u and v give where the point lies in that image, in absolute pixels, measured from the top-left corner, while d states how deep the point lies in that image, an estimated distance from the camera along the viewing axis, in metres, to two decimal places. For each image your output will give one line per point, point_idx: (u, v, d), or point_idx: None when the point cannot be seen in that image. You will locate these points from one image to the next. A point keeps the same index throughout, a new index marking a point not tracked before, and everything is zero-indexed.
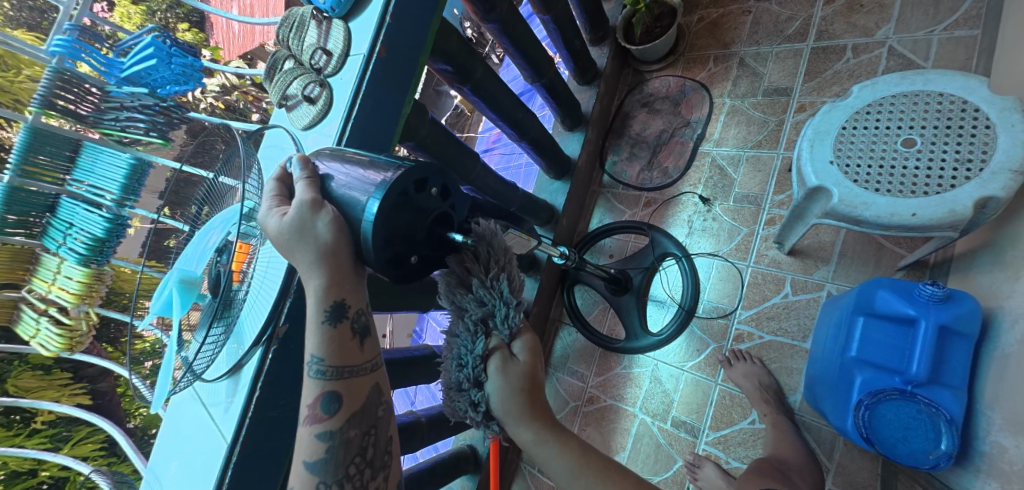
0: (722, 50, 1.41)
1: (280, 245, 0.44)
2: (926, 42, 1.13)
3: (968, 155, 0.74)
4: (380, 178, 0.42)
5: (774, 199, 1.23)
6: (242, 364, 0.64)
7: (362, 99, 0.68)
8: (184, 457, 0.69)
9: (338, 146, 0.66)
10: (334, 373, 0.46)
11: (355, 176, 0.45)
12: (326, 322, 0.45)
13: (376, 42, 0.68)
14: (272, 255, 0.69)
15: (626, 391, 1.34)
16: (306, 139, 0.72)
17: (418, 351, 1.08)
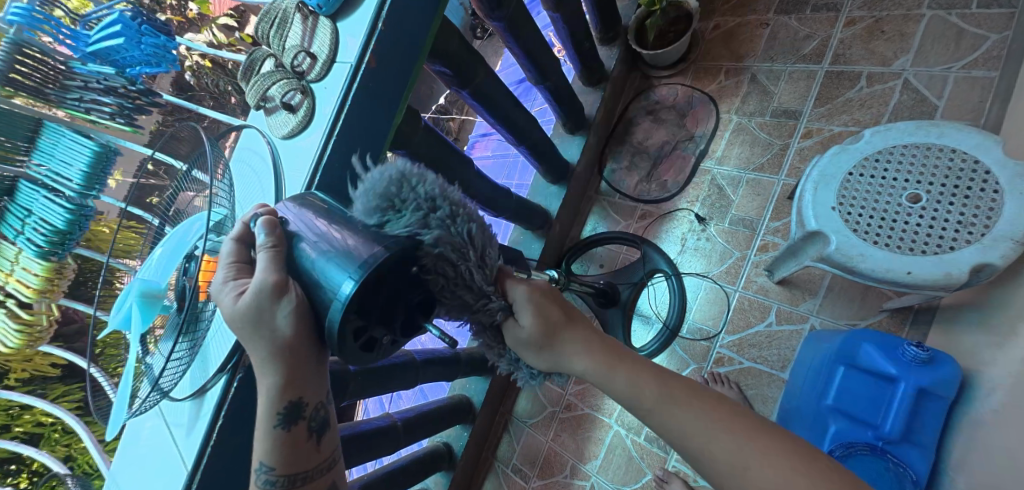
0: (735, 63, 1.36)
1: (237, 328, 0.41)
2: (942, 79, 1.09)
3: (972, 219, 0.72)
4: (359, 256, 0.37)
5: (770, 226, 1.21)
6: (205, 390, 0.62)
7: (348, 112, 0.63)
8: (144, 475, 0.67)
9: (321, 164, 0.62)
10: (285, 482, 0.45)
11: (331, 249, 0.39)
12: (279, 426, 0.44)
13: (366, 51, 0.63)
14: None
15: (604, 402, 1.36)
16: (285, 151, 0.67)
17: (400, 357, 1.06)
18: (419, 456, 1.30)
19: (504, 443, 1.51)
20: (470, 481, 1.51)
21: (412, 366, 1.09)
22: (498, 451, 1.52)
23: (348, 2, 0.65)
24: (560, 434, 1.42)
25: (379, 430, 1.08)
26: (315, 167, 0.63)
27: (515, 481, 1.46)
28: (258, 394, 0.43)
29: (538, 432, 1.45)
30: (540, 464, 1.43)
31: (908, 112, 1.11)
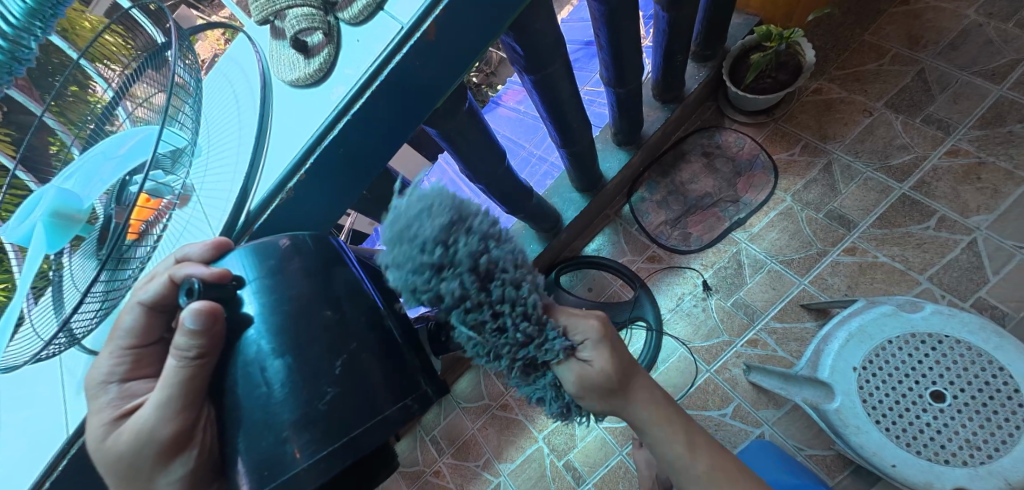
0: (817, 141, 1.22)
1: (118, 455, 0.35)
2: (1008, 255, 1.02)
3: (979, 443, 0.68)
4: (324, 432, 0.31)
5: (770, 324, 1.17)
6: None
7: (378, 88, 0.48)
8: (19, 411, 0.58)
9: (320, 142, 0.49)
10: None
11: (277, 404, 0.31)
12: None
13: (426, 17, 0.47)
14: (198, 234, 0.54)
15: (538, 416, 1.38)
16: (283, 101, 0.52)
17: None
18: None
19: (431, 413, 1.53)
20: None
21: None
22: (423, 416, 1.55)
23: None
24: (487, 427, 1.44)
25: None
26: (314, 145, 0.49)
27: (429, 450, 1.50)
28: None
29: (467, 416, 1.47)
30: (458, 445, 1.47)
31: (959, 273, 1.04)
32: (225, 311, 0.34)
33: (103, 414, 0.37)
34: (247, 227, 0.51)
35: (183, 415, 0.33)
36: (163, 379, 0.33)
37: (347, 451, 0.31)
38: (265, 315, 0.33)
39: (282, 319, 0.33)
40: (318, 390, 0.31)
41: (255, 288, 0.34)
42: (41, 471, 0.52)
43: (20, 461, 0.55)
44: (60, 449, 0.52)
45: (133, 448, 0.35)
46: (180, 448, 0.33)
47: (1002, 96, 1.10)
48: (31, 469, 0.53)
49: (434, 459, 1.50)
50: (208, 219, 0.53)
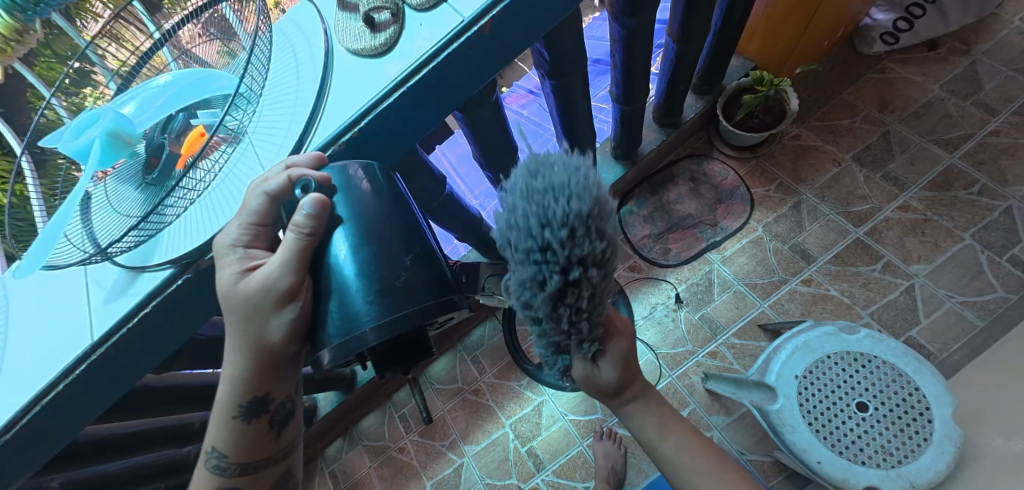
0: (791, 181, 1.35)
1: (242, 306, 0.42)
2: (938, 302, 1.16)
3: (891, 450, 0.79)
4: (386, 306, 0.37)
5: (730, 339, 1.28)
6: (146, 267, 0.56)
7: (433, 68, 0.54)
8: (41, 318, 0.61)
9: (373, 107, 0.55)
10: (234, 470, 0.50)
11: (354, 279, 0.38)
12: (240, 416, 0.48)
13: (485, 15, 0.54)
14: (247, 174, 0.57)
15: (508, 403, 1.45)
16: (344, 66, 0.58)
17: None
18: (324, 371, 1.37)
19: (403, 391, 1.58)
20: (357, 407, 1.59)
21: None
22: (396, 394, 1.60)
23: None
24: (457, 409, 1.49)
25: None
26: (370, 107, 0.55)
27: (396, 427, 1.55)
28: (225, 379, 0.47)
29: (438, 398, 1.52)
30: (426, 424, 1.52)
31: (896, 313, 1.18)
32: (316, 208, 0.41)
33: (233, 265, 0.42)
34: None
35: (297, 275, 0.39)
36: (280, 247, 0.39)
37: (404, 321, 0.37)
38: (348, 211, 0.40)
39: (361, 219, 0.40)
40: (387, 272, 0.38)
41: (341, 190, 0.41)
42: (61, 372, 0.55)
43: (36, 363, 0.57)
44: (82, 354, 0.55)
45: (249, 306, 0.41)
46: (289, 300, 0.40)
47: (953, 164, 1.25)
48: (48, 371, 0.56)
49: (401, 436, 1.54)
50: (259, 161, 0.57)
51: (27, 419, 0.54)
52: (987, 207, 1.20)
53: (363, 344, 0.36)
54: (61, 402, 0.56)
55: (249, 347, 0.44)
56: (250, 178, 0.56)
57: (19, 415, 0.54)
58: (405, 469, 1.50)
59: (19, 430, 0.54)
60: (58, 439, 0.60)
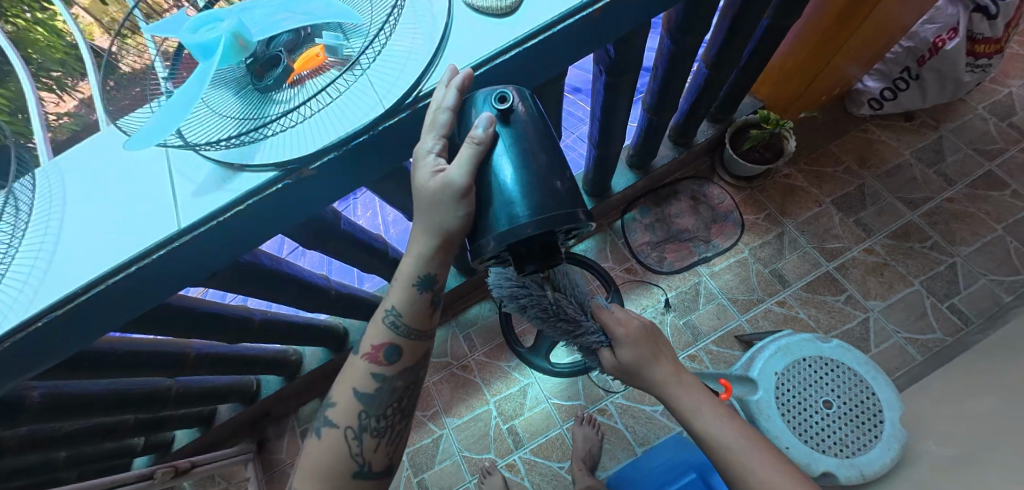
0: (778, 213, 1.51)
1: (425, 195, 0.50)
2: (887, 335, 1.34)
3: (847, 443, 0.92)
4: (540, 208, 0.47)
5: (708, 345, 1.41)
6: (246, 169, 0.58)
7: (552, 35, 0.59)
8: (120, 203, 0.63)
9: (491, 60, 0.58)
10: (404, 331, 0.60)
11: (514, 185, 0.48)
12: (415, 287, 0.58)
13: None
14: (363, 103, 0.57)
15: (495, 381, 1.50)
16: (465, 20, 0.62)
17: (382, 249, 1.11)
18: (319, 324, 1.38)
19: None
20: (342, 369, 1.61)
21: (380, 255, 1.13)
22: None
23: None
24: (442, 383, 1.53)
25: (315, 285, 1.12)
26: (486, 61, 0.58)
27: None
28: (409, 258, 0.57)
29: None
30: None
31: (852, 339, 1.34)
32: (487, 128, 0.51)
33: (427, 167, 0.50)
34: (413, 104, 0.56)
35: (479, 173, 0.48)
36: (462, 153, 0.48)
37: (555, 216, 0.46)
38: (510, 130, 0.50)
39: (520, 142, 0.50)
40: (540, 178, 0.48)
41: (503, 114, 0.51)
42: (141, 252, 0.57)
43: (115, 242, 0.60)
44: (167, 239, 0.57)
45: (434, 197, 0.49)
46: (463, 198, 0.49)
47: (916, 220, 1.43)
48: (126, 249, 0.59)
49: None
50: (374, 89, 0.58)
51: (97, 291, 0.57)
52: (938, 260, 1.38)
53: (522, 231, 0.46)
54: (134, 281, 0.58)
55: (432, 230, 0.53)
56: (365, 107, 0.57)
57: (91, 285, 0.57)
58: None
59: (88, 299, 0.57)
60: (116, 318, 0.63)
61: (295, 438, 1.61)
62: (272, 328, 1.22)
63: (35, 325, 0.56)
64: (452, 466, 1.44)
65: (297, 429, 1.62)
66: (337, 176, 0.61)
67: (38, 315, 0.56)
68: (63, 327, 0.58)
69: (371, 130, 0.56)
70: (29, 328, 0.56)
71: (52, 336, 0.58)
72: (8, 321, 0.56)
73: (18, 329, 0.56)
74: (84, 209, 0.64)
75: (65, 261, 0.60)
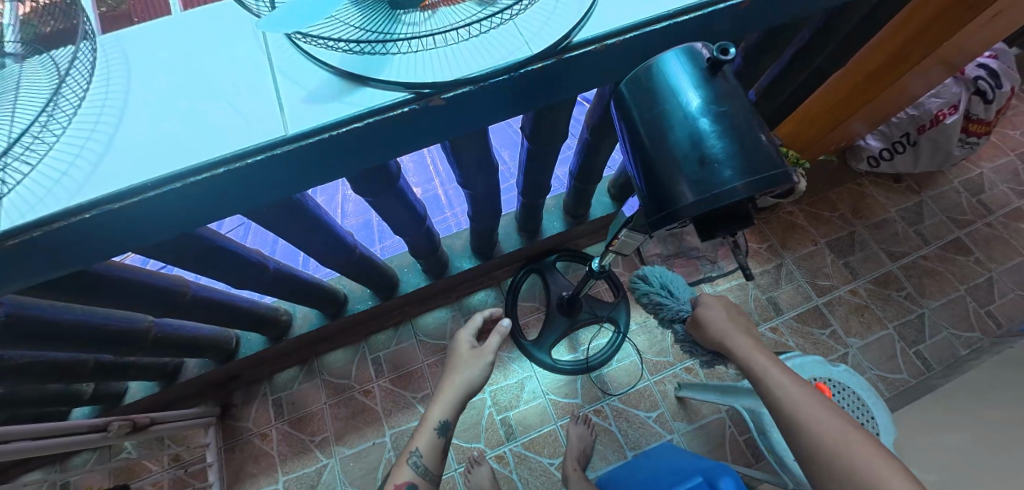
0: (779, 246, 1.62)
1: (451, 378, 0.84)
2: (863, 371, 1.45)
3: None
4: (743, 167, 0.38)
5: (705, 360, 1.46)
6: (368, 83, 0.54)
7: (714, 10, 0.58)
8: (203, 96, 0.56)
9: (655, 20, 0.56)
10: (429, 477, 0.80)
11: (711, 141, 0.39)
12: (442, 436, 0.81)
13: None
14: (509, 41, 0.55)
15: (492, 371, 1.47)
16: None
17: (420, 215, 1.07)
18: (322, 287, 1.30)
19: (383, 335, 1.53)
20: (328, 338, 1.53)
21: (417, 220, 1.08)
22: (373, 336, 1.54)
23: None
24: (437, 366, 1.48)
25: (341, 240, 1.06)
26: (643, 24, 0.56)
27: (368, 369, 1.50)
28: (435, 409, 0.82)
29: (421, 350, 1.50)
30: (400, 373, 1.48)
31: None
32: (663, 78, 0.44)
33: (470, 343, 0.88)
34: (564, 54, 0.54)
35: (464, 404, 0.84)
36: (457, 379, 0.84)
37: (774, 178, 0.37)
38: (698, 87, 0.42)
39: (713, 90, 0.41)
40: (746, 136, 0.39)
41: (684, 71, 0.43)
42: (234, 154, 0.52)
43: (203, 138, 0.53)
44: (266, 145, 0.52)
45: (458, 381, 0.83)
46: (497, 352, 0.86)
47: (895, 271, 1.58)
48: (215, 147, 0.52)
49: (370, 380, 1.49)
50: (522, 32, 0.55)
51: (175, 186, 0.51)
52: (910, 308, 1.53)
53: (731, 198, 0.37)
54: (217, 183, 0.53)
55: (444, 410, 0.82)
56: (510, 46, 0.54)
57: (170, 179, 0.51)
58: (365, 412, 1.45)
59: (163, 193, 0.51)
60: (182, 220, 0.58)
61: (266, 407, 1.49)
62: (279, 280, 1.15)
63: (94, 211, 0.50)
64: None
65: (269, 398, 1.50)
66: (459, 114, 0.58)
67: (101, 200, 0.50)
68: (123, 219, 0.52)
69: (515, 72, 0.54)
70: (86, 213, 0.49)
71: (110, 227, 0.53)
72: (60, 200, 0.49)
73: (71, 213, 0.49)
74: (152, 93, 0.57)
75: (129, 145, 0.53)
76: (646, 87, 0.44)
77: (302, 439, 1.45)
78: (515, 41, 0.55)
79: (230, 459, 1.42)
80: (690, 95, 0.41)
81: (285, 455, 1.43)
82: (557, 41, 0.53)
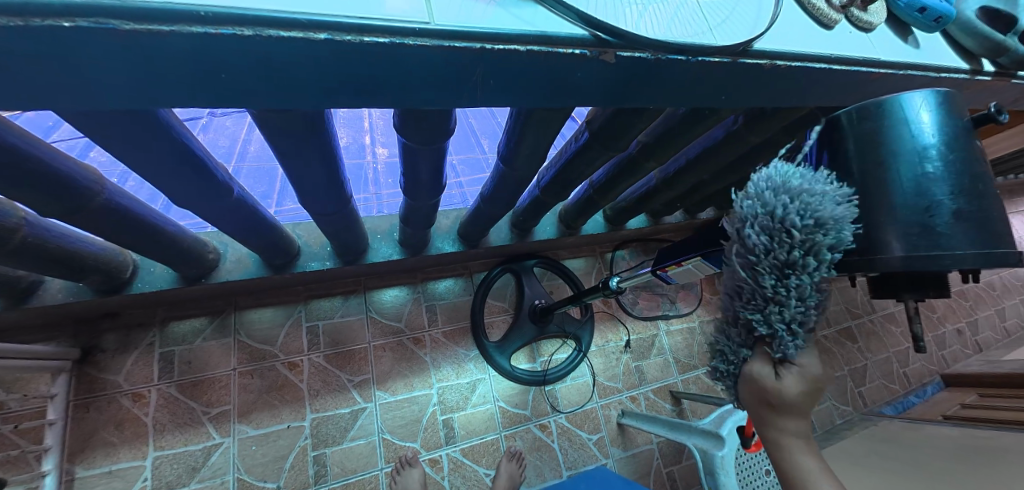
0: (725, 301, 1.77)
1: None
2: None
3: None
4: (962, 237, 0.39)
5: (649, 392, 1.52)
6: (539, 2, 0.46)
7: (852, 69, 0.62)
8: None
9: (816, 58, 0.59)
10: None
11: (937, 202, 0.40)
12: None
13: (889, 67, 0.66)
14: (690, 24, 0.52)
15: (445, 365, 1.36)
16: (792, 8, 0.62)
17: (440, 182, 0.94)
18: (280, 231, 1.06)
19: (328, 302, 1.34)
20: (254, 292, 1.28)
21: (436, 186, 0.95)
22: (313, 301, 1.33)
23: (901, 31, 0.71)
24: (384, 350, 1.33)
25: (342, 183, 0.88)
26: (805, 58, 0.58)
27: (300, 339, 1.28)
28: None
29: (370, 328, 1.34)
30: (339, 350, 1.30)
31: None
32: (900, 112, 0.43)
33: None
34: (739, 57, 0.53)
35: None
36: None
37: (990, 256, 0.40)
38: (936, 138, 0.42)
39: (946, 145, 0.42)
40: (973, 202, 0.41)
41: (922, 116, 0.43)
42: (350, 23, 0.38)
43: None
44: (398, 29, 0.40)
45: None
46: None
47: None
48: (324, 4, 0.38)
49: (299, 351, 1.27)
50: (707, 21, 0.54)
51: (242, 35, 0.35)
52: None
53: (945, 260, 0.39)
54: (302, 55, 0.38)
55: None
56: (693, 29, 0.52)
57: (237, 22, 0.35)
58: (284, 388, 1.23)
59: (219, 37, 0.35)
60: (209, 88, 0.40)
61: (149, 361, 1.17)
62: (238, 210, 0.88)
63: (89, 24, 0.32)
64: (365, 447, 1.23)
65: (155, 351, 1.18)
66: (610, 81, 0.52)
67: (111, 13, 0.32)
68: (132, 54, 0.35)
69: (692, 57, 0.51)
70: (74, 20, 0.31)
71: (111, 60, 0.35)
72: None
73: (45, 14, 0.31)
74: None
75: None
76: (873, 123, 0.44)
77: (192, 409, 1.16)
78: (700, 28, 0.53)
79: (80, 419, 1.08)
80: (925, 142, 0.42)
81: (163, 425, 1.13)
82: (742, 43, 0.53)
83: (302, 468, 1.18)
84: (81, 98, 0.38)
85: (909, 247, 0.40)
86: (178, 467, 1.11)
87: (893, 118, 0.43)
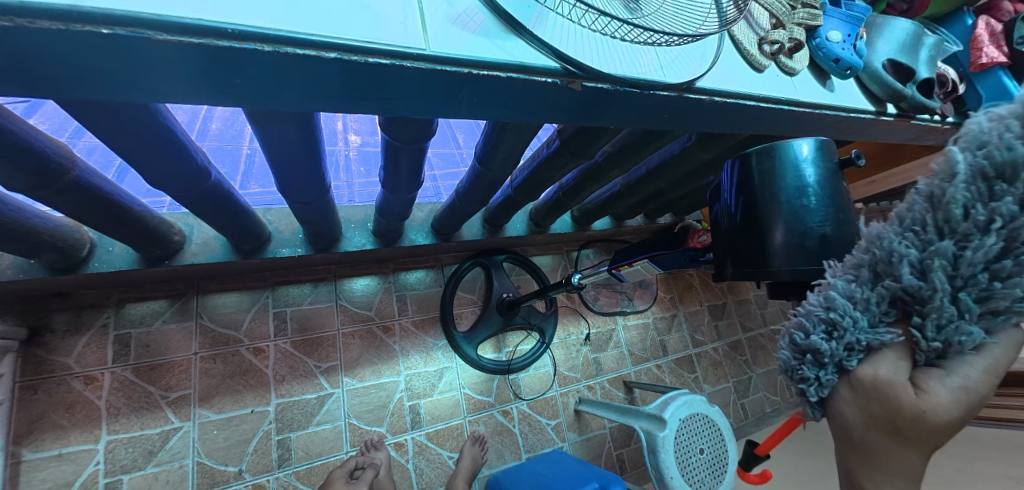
0: (677, 299, 1.91)
1: None
2: None
3: (708, 483, 1.21)
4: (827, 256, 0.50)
5: (604, 381, 1.63)
6: (520, 34, 0.51)
7: (778, 107, 0.72)
8: None
9: (746, 96, 0.68)
10: None
11: (809, 228, 0.51)
12: None
13: (808, 107, 0.76)
14: (644, 61, 0.59)
15: (413, 353, 1.40)
16: (729, 51, 0.71)
17: (418, 179, 0.98)
18: (251, 218, 1.06)
19: (297, 289, 1.34)
20: (219, 276, 1.26)
21: (412, 182, 0.98)
22: (281, 287, 1.32)
23: (820, 76, 0.82)
24: (353, 338, 1.35)
25: (320, 174, 0.89)
26: (739, 96, 0.67)
27: (267, 324, 1.28)
28: None
29: (338, 315, 1.35)
30: (306, 336, 1.31)
31: None
32: (786, 154, 0.54)
33: None
34: (684, 92, 0.61)
35: None
36: None
37: None
38: (815, 179, 0.52)
39: (821, 181, 0.52)
40: (841, 227, 0.51)
41: (807, 160, 0.53)
42: (358, 45, 0.42)
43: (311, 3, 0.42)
44: (401, 53, 0.44)
45: None
46: None
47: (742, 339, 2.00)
48: (333, 24, 0.42)
49: (265, 337, 1.27)
50: (659, 60, 0.61)
51: (262, 50, 0.39)
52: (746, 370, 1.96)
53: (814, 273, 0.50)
54: (313, 68, 0.42)
55: None
56: (647, 65, 0.59)
57: (260, 39, 0.38)
58: (248, 374, 1.23)
59: (242, 52, 0.38)
60: (218, 89, 0.43)
61: (103, 343, 1.13)
62: (212, 196, 0.87)
63: (126, 32, 0.34)
64: (330, 431, 1.25)
65: (109, 334, 1.14)
66: (577, 105, 0.58)
67: (146, 24, 0.35)
68: (160, 59, 0.37)
69: (646, 90, 0.58)
70: (110, 28, 0.34)
71: (133, 63, 0.37)
72: None
73: (84, 20, 0.33)
74: None
75: None
76: (771, 161, 0.54)
77: (150, 393, 1.14)
78: (654, 65, 0.59)
79: (26, 402, 1.03)
80: (804, 178, 0.52)
81: (117, 409, 1.10)
82: (686, 81, 0.60)
83: (265, 451, 1.19)
84: (93, 90, 0.40)
85: (790, 262, 0.50)
86: (135, 451, 1.09)
87: (785, 159, 0.53)
